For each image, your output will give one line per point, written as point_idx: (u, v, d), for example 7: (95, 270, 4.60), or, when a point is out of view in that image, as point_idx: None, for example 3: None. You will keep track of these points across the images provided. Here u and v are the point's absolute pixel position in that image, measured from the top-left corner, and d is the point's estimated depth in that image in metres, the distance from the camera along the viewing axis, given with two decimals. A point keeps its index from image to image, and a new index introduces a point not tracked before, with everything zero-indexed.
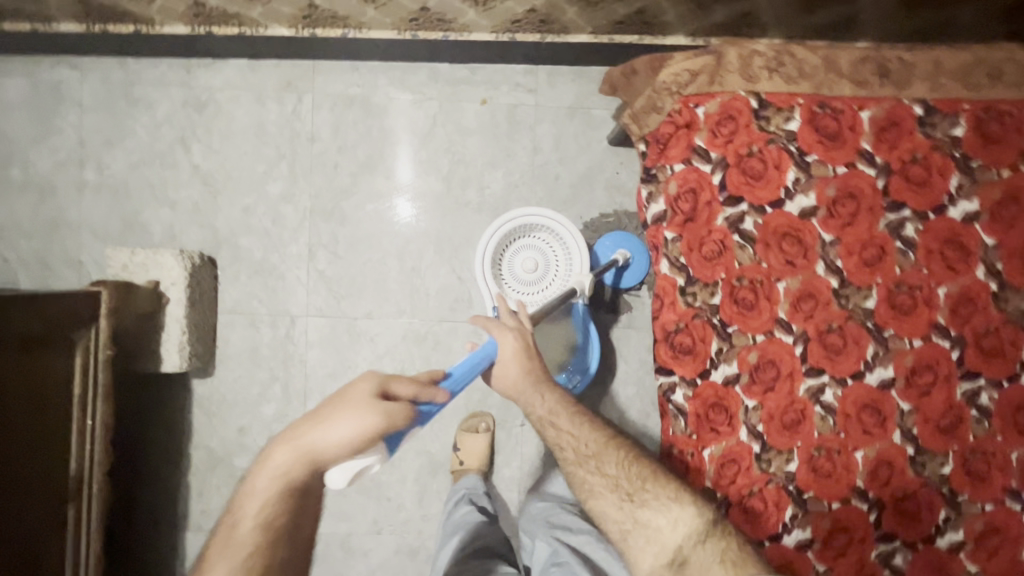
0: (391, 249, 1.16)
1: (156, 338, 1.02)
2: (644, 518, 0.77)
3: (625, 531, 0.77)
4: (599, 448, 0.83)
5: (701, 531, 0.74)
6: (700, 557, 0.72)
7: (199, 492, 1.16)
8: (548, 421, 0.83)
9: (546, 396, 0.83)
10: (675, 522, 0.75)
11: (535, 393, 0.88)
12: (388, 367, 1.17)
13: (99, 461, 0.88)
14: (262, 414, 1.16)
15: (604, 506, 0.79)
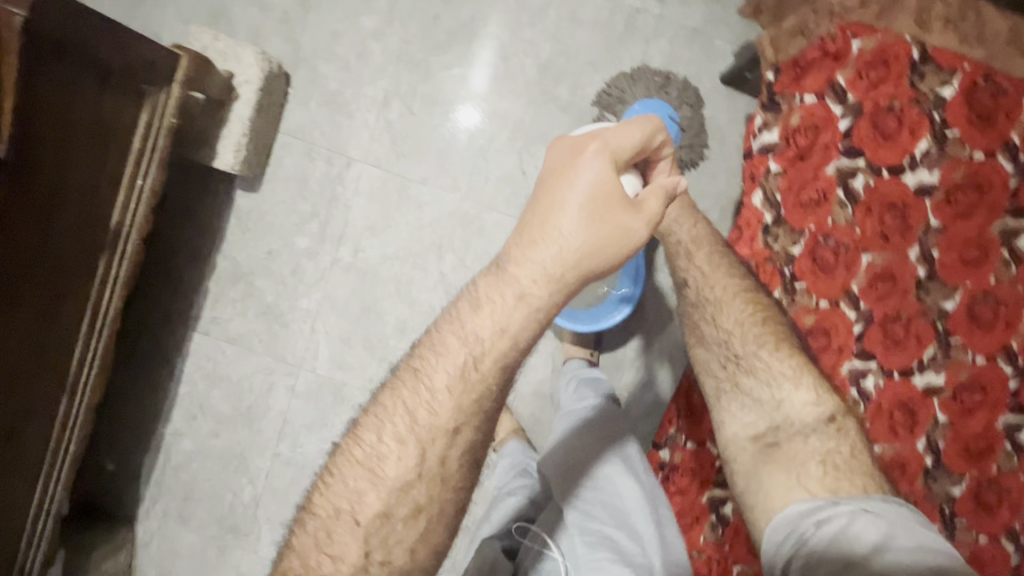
0: (465, 122, 1.12)
1: (214, 129, 1.00)
2: (748, 386, 0.71)
3: (721, 391, 0.74)
4: (729, 300, 0.75)
5: (808, 426, 0.67)
6: (794, 446, 0.65)
7: (215, 299, 1.18)
8: (684, 248, 0.79)
9: (695, 224, 0.80)
10: (783, 399, 0.69)
11: (686, 222, 0.80)
12: (427, 239, 1.15)
13: (138, 223, 0.88)
14: (293, 244, 1.16)
15: (708, 359, 0.76)
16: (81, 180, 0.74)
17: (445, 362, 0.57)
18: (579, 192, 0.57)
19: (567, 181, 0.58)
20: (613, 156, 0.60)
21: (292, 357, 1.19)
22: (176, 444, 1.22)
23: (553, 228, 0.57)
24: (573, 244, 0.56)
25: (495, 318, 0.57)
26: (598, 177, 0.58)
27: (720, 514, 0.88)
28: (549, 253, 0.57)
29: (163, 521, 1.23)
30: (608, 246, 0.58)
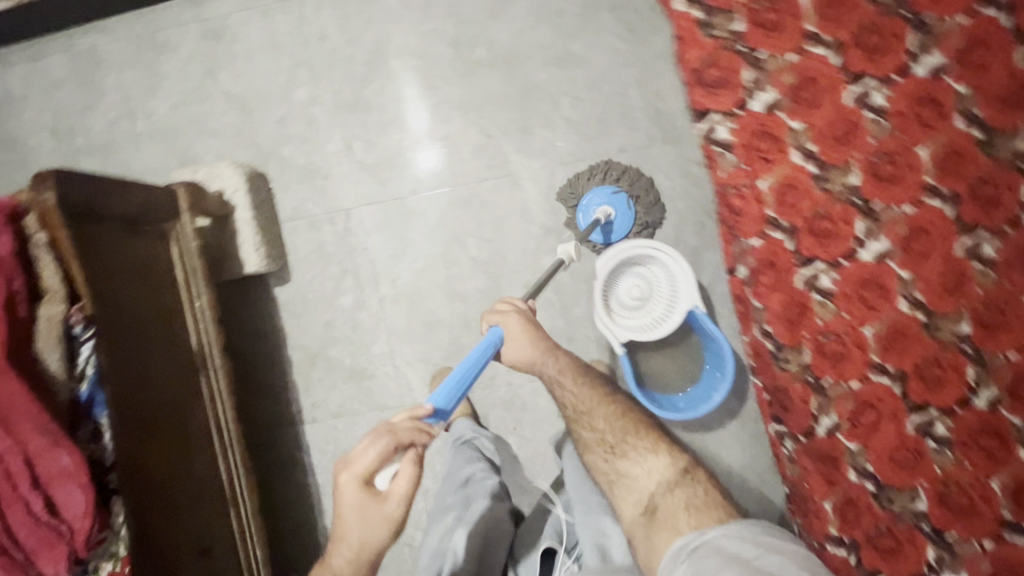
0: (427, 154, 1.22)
1: (232, 242, 1.12)
2: (625, 470, 0.93)
3: (610, 481, 0.94)
4: (593, 408, 0.98)
5: (671, 481, 0.92)
6: (669, 505, 0.88)
7: (307, 387, 1.27)
8: (556, 379, 1.00)
9: (558, 358, 1.00)
10: (650, 470, 0.93)
11: (551, 356, 0.99)
12: (444, 236, 1.23)
13: (214, 341, 0.98)
14: (341, 304, 1.25)
15: (594, 459, 0.96)
16: (150, 320, 0.84)
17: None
18: (353, 522, 0.73)
19: (344, 504, 0.72)
20: (365, 481, 0.72)
21: (393, 400, 1.27)
22: None
23: (343, 535, 0.75)
24: (353, 548, 0.76)
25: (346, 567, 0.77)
26: (356, 496, 0.72)
27: (822, 292, 0.83)
28: (347, 555, 0.77)
29: None
30: (377, 535, 0.74)
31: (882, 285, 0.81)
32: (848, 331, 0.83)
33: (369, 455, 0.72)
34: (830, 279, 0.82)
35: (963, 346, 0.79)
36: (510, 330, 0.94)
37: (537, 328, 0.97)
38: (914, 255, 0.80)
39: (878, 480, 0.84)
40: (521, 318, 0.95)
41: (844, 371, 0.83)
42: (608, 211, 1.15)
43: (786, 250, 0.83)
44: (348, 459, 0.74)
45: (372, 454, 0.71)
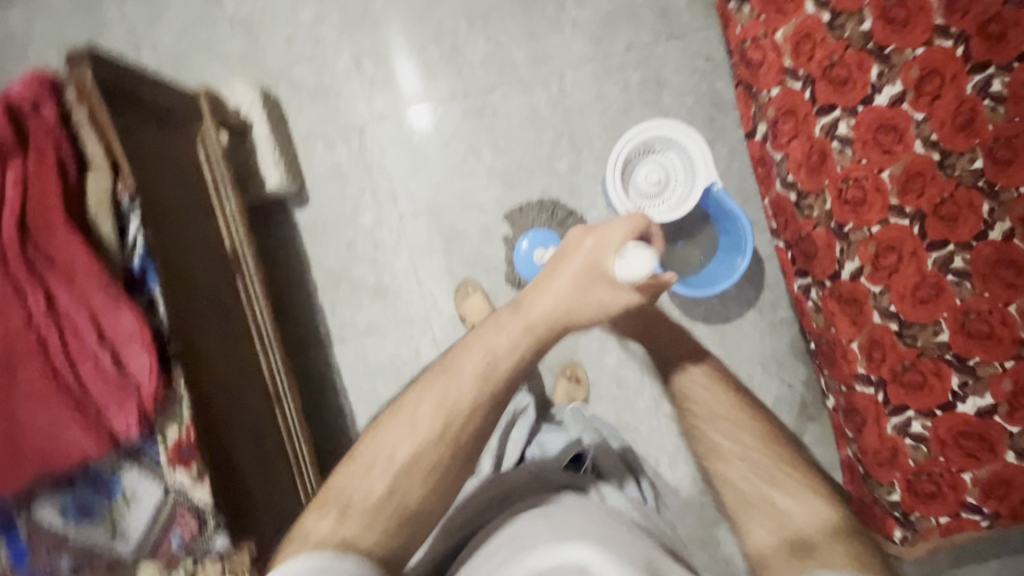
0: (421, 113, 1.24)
1: (253, 159, 1.13)
2: (772, 495, 0.66)
3: (747, 504, 0.67)
4: (761, 491, 0.66)
5: (834, 530, 0.62)
6: (835, 551, 0.59)
7: (333, 308, 1.30)
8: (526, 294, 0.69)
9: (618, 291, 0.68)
10: (807, 510, 0.64)
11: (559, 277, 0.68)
12: (458, 147, 1.25)
13: (247, 247, 1.00)
14: (362, 223, 1.27)
15: (731, 471, 0.69)
16: (189, 213, 0.86)
17: (437, 394, 0.63)
18: (561, 278, 0.68)
19: (552, 278, 0.68)
20: (580, 282, 0.67)
21: (419, 315, 1.30)
22: None
23: (546, 288, 0.67)
24: (551, 303, 0.66)
25: (504, 341, 0.64)
26: (585, 262, 0.69)
27: (840, 139, 0.87)
28: (509, 328, 0.65)
29: None
30: (580, 309, 0.66)
31: (898, 128, 0.84)
32: (866, 176, 0.86)
33: (570, 265, 0.69)
34: (846, 125, 0.87)
35: (978, 182, 0.81)
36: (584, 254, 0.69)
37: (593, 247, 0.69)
38: (927, 97, 0.82)
39: (900, 320, 0.87)
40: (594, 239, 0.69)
41: (862, 217, 0.87)
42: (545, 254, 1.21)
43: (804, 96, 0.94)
44: (586, 236, 0.71)
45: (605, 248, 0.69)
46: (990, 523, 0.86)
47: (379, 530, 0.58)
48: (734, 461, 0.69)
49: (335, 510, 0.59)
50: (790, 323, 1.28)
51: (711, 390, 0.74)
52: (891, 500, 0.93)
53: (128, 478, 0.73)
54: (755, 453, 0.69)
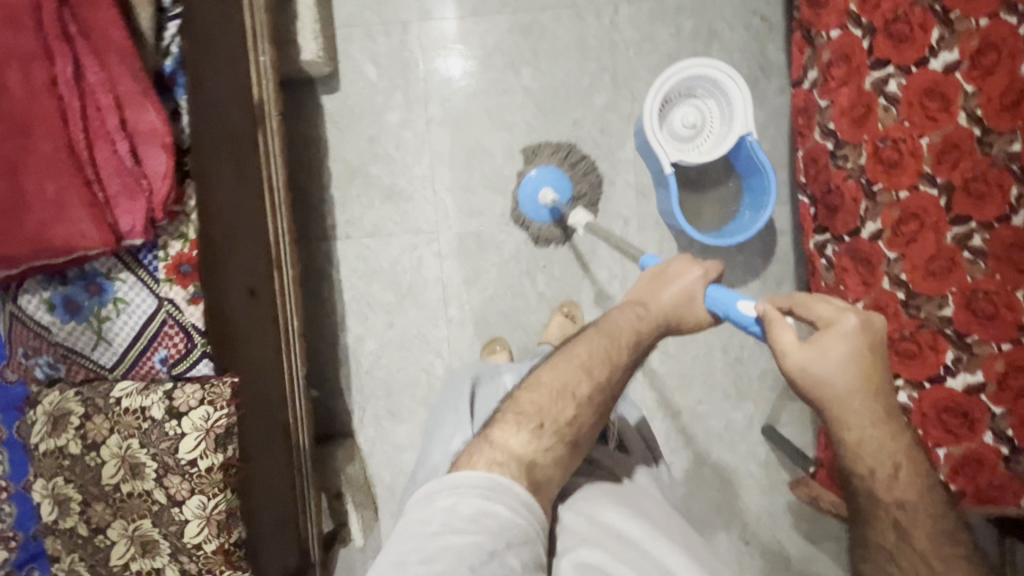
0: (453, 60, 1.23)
1: (292, 26, 1.11)
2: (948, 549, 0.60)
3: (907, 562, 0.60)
4: (914, 493, 0.61)
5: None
6: None
7: (342, 202, 1.28)
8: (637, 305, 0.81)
9: (690, 303, 0.78)
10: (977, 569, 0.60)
11: (655, 296, 0.80)
12: (498, 63, 1.24)
13: (273, 102, 0.93)
14: (388, 121, 1.26)
15: (904, 525, 0.61)
16: (215, 46, 0.80)
17: (596, 348, 0.74)
18: (671, 288, 0.79)
19: (653, 292, 0.81)
20: (687, 295, 0.78)
21: (428, 225, 1.29)
22: (362, 349, 1.34)
23: (653, 300, 0.80)
24: (656, 309, 0.78)
25: (628, 327, 0.77)
26: (692, 281, 0.79)
27: (888, 97, 0.85)
28: (608, 334, 0.76)
29: (378, 423, 1.36)
30: (679, 310, 0.78)
31: (945, 97, 0.84)
32: (906, 140, 0.85)
33: (670, 285, 0.80)
34: (898, 84, 0.85)
35: (1010, 165, 0.82)
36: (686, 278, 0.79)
37: (683, 286, 0.79)
38: (980, 70, 0.82)
39: (909, 290, 0.88)
40: (692, 263, 0.80)
41: (894, 181, 0.86)
42: (550, 193, 1.21)
43: (862, 47, 0.86)
44: (690, 275, 0.79)
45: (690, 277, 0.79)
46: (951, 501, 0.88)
47: (551, 445, 0.67)
48: (868, 443, 0.60)
49: (529, 425, 0.67)
50: None
51: (848, 337, 0.59)
52: None
53: (120, 285, 0.77)
54: (884, 431, 0.60)
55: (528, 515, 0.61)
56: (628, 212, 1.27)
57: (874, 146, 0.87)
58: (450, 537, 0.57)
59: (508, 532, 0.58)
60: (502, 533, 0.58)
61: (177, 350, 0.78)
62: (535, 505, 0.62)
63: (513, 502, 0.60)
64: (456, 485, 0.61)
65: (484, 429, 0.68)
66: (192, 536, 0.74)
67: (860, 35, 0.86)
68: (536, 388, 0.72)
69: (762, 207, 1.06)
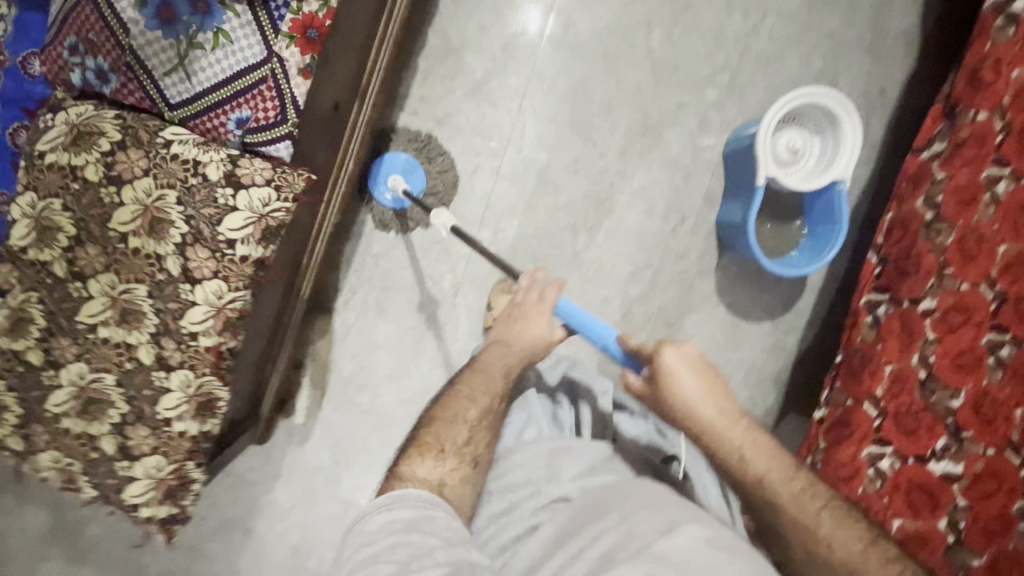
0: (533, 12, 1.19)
1: None
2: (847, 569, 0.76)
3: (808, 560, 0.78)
4: (822, 523, 0.77)
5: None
6: None
7: (425, 76, 1.19)
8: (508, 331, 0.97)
9: (551, 331, 0.95)
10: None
11: (526, 324, 0.96)
12: (635, 14, 1.20)
13: None
14: (506, 18, 1.19)
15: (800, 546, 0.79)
16: None
17: (477, 383, 0.90)
18: (531, 323, 0.95)
19: (518, 323, 0.96)
20: (547, 331, 0.95)
21: (499, 138, 1.22)
22: (378, 232, 1.24)
23: (514, 334, 0.96)
24: (527, 342, 0.94)
25: (512, 355, 0.94)
26: (536, 317, 0.95)
27: (992, 194, 0.90)
28: (508, 353, 0.94)
29: (362, 312, 1.27)
30: (541, 341, 0.94)
31: None
32: (988, 239, 0.90)
33: (526, 319, 0.96)
34: (1006, 187, 0.89)
35: None
36: (543, 322, 0.95)
37: (536, 317, 0.95)
38: None
39: (931, 372, 0.93)
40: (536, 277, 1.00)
41: (961, 271, 0.92)
42: (401, 182, 1.20)
43: (994, 139, 0.90)
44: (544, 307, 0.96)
45: (541, 318, 0.95)
46: None
47: (472, 468, 0.86)
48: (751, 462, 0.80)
49: (434, 452, 0.84)
50: (792, 353, 1.34)
51: (688, 367, 0.83)
52: None
53: (229, 17, 0.79)
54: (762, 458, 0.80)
55: (439, 509, 0.77)
56: (689, 211, 1.27)
57: (961, 234, 0.92)
58: (382, 538, 0.73)
59: (421, 523, 0.74)
60: (410, 524, 0.74)
61: (262, 117, 0.82)
62: (433, 498, 0.78)
63: (411, 507, 0.76)
64: (373, 509, 0.77)
65: (399, 467, 0.83)
66: (194, 321, 0.66)
67: (997, 127, 0.90)
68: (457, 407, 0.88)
69: (823, 252, 1.10)
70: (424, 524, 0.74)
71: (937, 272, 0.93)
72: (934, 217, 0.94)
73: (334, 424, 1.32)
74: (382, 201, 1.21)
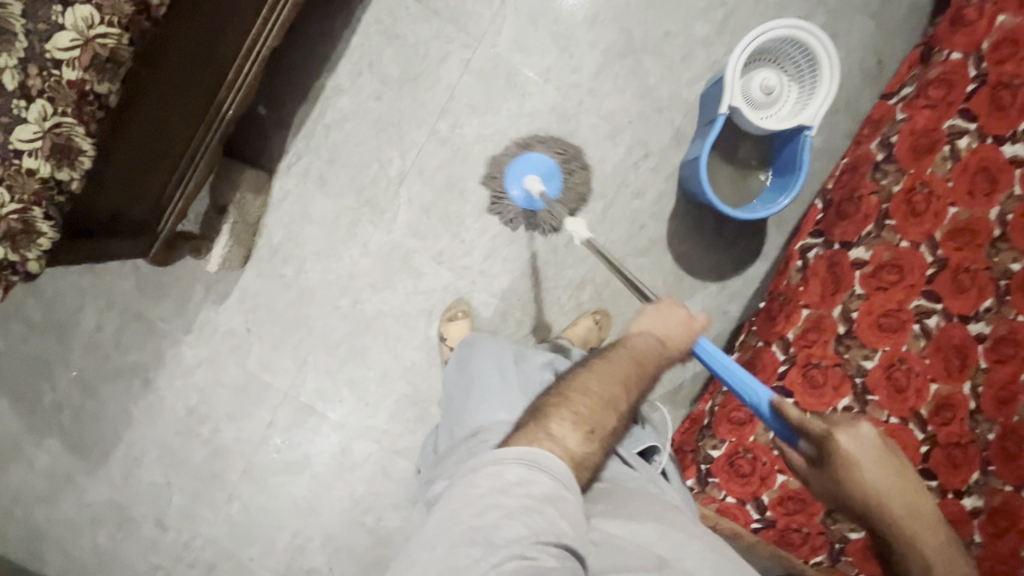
0: None
1: None
2: None
3: None
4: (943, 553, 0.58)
5: None
6: None
7: None
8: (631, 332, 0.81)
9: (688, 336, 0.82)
10: None
11: (654, 326, 0.81)
12: None
13: None
14: None
15: None
16: None
17: (622, 368, 0.75)
18: (659, 322, 0.81)
19: (665, 329, 0.81)
20: (665, 333, 0.80)
21: (475, 30, 1.19)
22: (334, 101, 1.21)
23: (659, 337, 0.80)
24: (653, 342, 0.79)
25: (637, 343, 0.78)
26: (654, 318, 0.82)
27: (952, 149, 0.87)
28: (631, 350, 0.77)
29: (302, 181, 1.24)
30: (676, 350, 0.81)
31: (993, 180, 0.82)
32: (940, 196, 0.86)
33: (665, 315, 0.82)
34: (966, 143, 0.86)
35: (999, 279, 0.81)
36: (672, 326, 0.81)
37: (674, 323, 0.82)
38: None
39: (851, 327, 0.89)
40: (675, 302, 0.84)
41: (904, 227, 0.88)
42: (538, 183, 1.19)
43: (963, 91, 0.88)
44: (657, 307, 0.84)
45: (664, 317, 0.82)
46: (759, 526, 0.91)
47: (598, 450, 0.68)
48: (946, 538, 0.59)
49: (585, 427, 0.67)
50: (733, 321, 1.27)
51: (867, 449, 0.63)
52: (705, 456, 0.98)
53: None
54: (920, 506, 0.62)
55: (573, 491, 0.61)
56: (653, 148, 1.22)
57: (912, 186, 0.89)
58: (502, 499, 0.58)
59: (556, 501, 0.59)
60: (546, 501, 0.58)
61: None
62: (570, 477, 0.61)
63: (555, 477, 0.60)
64: (501, 457, 0.61)
65: (534, 422, 0.66)
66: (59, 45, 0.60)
67: (970, 81, 0.88)
68: (581, 383, 0.73)
69: (778, 200, 1.04)
70: (563, 507, 0.59)
71: (875, 220, 0.92)
72: (885, 156, 0.95)
73: (254, 291, 1.29)
74: (512, 195, 1.21)
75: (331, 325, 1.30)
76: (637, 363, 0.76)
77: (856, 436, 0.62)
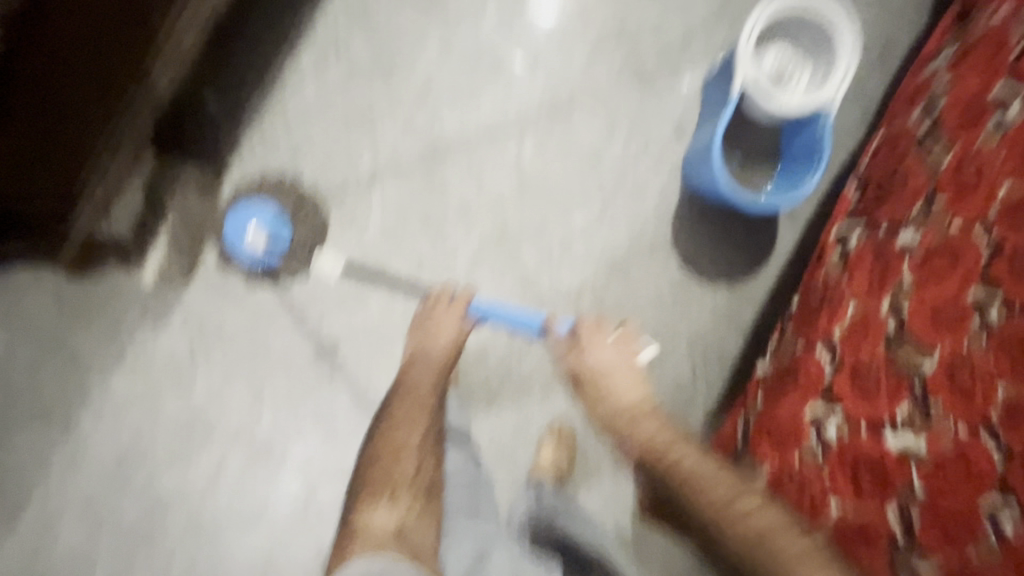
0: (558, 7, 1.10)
1: None
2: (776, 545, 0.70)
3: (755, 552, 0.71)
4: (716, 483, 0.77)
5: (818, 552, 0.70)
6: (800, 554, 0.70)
7: None
8: (418, 354, 0.95)
9: (445, 334, 0.96)
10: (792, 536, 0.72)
11: (436, 338, 0.95)
12: None
13: None
14: None
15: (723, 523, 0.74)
16: None
17: (416, 396, 0.88)
18: (441, 334, 0.96)
19: (437, 334, 0.96)
20: (437, 339, 0.96)
21: (453, 14, 1.08)
22: (296, 90, 1.07)
23: (437, 358, 0.94)
24: (435, 368, 0.93)
25: (429, 373, 0.92)
26: (442, 330, 0.96)
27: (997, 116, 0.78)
28: (426, 373, 0.92)
29: (259, 179, 1.07)
30: (441, 351, 0.94)
31: None
32: (990, 166, 0.76)
33: (443, 326, 0.96)
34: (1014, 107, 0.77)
35: None
36: (451, 322, 0.96)
37: (446, 326, 0.96)
38: None
39: (901, 321, 0.78)
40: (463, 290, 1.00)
41: (952, 206, 0.78)
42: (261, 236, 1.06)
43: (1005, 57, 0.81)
44: (432, 307, 0.99)
45: (441, 324, 0.96)
46: None
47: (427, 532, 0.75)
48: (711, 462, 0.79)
49: (398, 504, 0.76)
50: (749, 328, 1.16)
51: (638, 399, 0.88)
52: None
53: None
54: (767, 517, 0.74)
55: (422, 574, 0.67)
56: (654, 138, 1.12)
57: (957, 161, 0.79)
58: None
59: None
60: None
61: None
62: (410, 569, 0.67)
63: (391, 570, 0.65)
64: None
65: (354, 520, 0.76)
66: None
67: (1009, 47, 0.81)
68: (401, 426, 0.85)
69: (804, 184, 0.94)
70: None
71: (925, 200, 0.81)
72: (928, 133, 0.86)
73: (200, 308, 1.09)
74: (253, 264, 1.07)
75: (293, 347, 1.12)
76: (431, 390, 0.90)
77: (617, 373, 0.90)
